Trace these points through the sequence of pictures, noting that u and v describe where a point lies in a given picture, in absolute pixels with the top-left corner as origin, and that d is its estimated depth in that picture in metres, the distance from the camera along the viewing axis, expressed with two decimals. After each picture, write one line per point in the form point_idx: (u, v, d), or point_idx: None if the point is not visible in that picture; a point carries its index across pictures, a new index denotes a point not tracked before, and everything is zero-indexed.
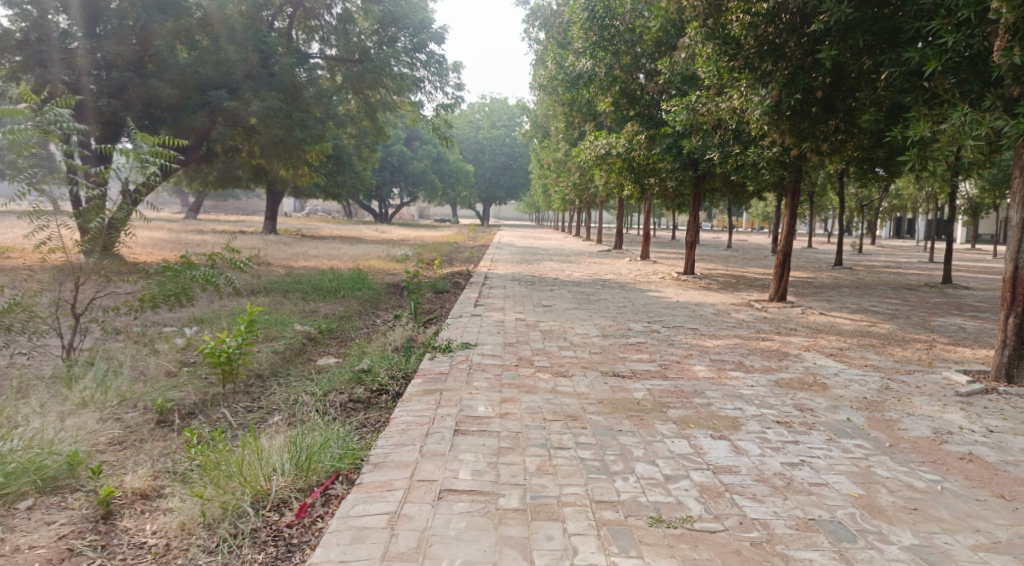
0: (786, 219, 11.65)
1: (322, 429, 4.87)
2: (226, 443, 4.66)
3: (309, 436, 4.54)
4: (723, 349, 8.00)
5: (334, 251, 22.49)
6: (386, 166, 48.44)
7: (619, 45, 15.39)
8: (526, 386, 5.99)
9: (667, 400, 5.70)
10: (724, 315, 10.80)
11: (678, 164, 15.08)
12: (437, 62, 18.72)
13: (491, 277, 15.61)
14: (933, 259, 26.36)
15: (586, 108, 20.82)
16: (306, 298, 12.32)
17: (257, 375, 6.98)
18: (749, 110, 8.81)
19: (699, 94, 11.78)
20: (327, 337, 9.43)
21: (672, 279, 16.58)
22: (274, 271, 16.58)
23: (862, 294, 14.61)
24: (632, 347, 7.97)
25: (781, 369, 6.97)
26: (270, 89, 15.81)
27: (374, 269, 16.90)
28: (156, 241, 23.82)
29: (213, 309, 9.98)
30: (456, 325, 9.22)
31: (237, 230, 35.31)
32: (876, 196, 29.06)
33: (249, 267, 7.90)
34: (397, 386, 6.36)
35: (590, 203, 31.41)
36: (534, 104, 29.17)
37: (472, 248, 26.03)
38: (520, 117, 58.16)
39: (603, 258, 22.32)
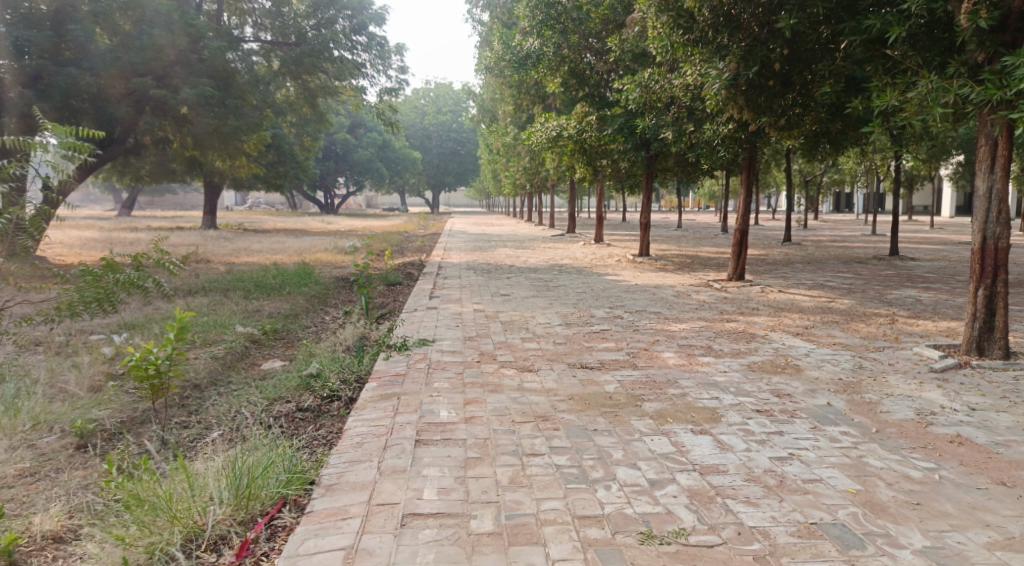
0: (741, 196, 11.47)
1: (263, 448, 4.57)
2: (154, 472, 4.28)
3: (251, 458, 4.18)
4: (688, 333, 7.72)
5: (278, 245, 21.70)
6: (330, 156, 47.27)
7: (566, 23, 15.08)
8: (489, 384, 5.62)
9: (640, 392, 5.37)
10: (684, 296, 10.58)
11: (630, 144, 14.82)
12: (379, 44, 18.18)
13: (444, 266, 15.17)
14: (877, 230, 26.78)
15: (534, 90, 20.43)
16: (249, 297, 11.70)
17: (194, 387, 6.59)
18: (707, 84, 8.47)
19: (652, 72, 11.52)
20: (273, 339, 8.89)
21: (627, 261, 16.38)
22: (213, 269, 15.82)
23: (817, 269, 14.59)
24: (596, 335, 7.64)
25: (751, 352, 6.71)
26: (201, 77, 14.98)
27: (320, 262, 16.24)
28: (87, 241, 22.67)
29: (148, 314, 9.35)
30: (411, 319, 8.77)
31: (175, 226, 34.05)
32: (820, 171, 29.42)
33: (181, 267, 7.39)
34: (349, 391, 6.04)
35: (540, 187, 31.07)
36: (480, 88, 28.70)
37: (423, 237, 25.45)
38: (466, 102, 57.46)
39: (556, 242, 22.03)
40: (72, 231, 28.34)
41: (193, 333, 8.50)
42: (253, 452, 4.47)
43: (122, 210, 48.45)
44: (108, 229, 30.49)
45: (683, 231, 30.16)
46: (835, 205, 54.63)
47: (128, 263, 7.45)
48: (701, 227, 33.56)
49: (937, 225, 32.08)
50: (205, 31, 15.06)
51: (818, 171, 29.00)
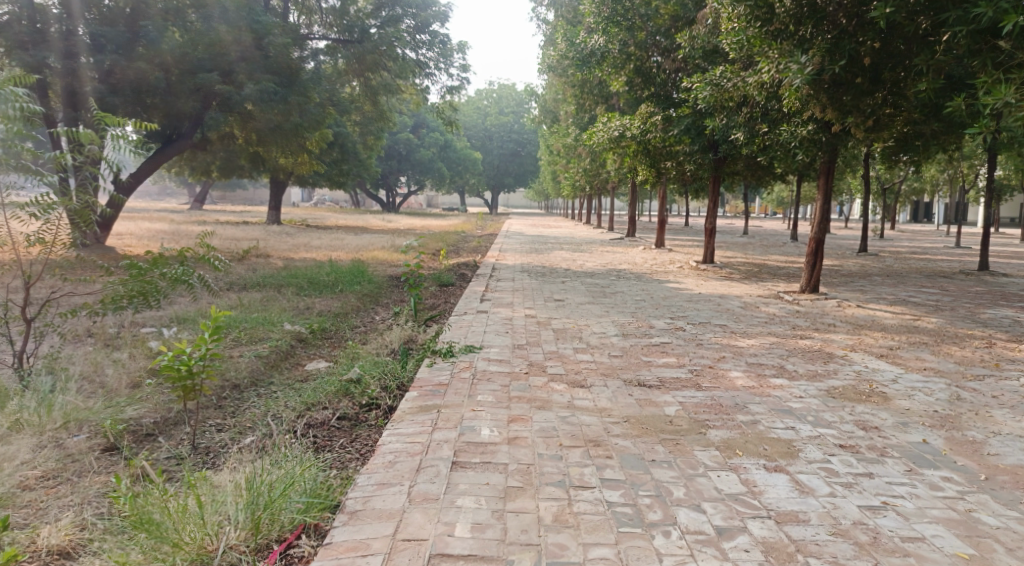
0: (818, 203, 10.72)
1: (291, 461, 4.16)
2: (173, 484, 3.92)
3: (273, 474, 3.80)
4: (758, 350, 7.11)
5: (337, 242, 21.69)
6: (393, 155, 47.50)
7: (633, 20, 14.49)
8: (538, 400, 5.16)
9: (705, 417, 4.82)
10: (752, 308, 9.90)
11: (697, 146, 14.17)
12: (442, 42, 17.91)
13: (500, 268, 14.76)
14: (958, 243, 25.29)
15: (597, 90, 19.88)
16: (300, 294, 11.49)
17: (232, 386, 6.24)
18: (786, 79, 7.82)
19: (724, 69, 10.91)
20: (320, 338, 8.59)
21: (690, 268, 15.70)
22: (271, 264, 15.82)
23: (896, 283, 13.66)
24: (656, 348, 7.10)
25: (830, 376, 6.08)
26: (264, 71, 14.93)
27: (376, 261, 16.03)
28: (153, 233, 23.08)
29: (198, 309, 9.19)
30: (461, 323, 8.36)
31: (241, 220, 34.63)
32: (898, 179, 28.01)
33: (227, 263, 7.09)
34: (391, 399, 5.63)
35: (601, 190, 30.41)
36: (543, 89, 28.30)
37: (481, 237, 25.14)
38: (529, 103, 57.07)
39: (616, 247, 21.43)
40: (141, 222, 28.98)
41: (238, 330, 8.27)
42: (281, 466, 4.04)
43: (192, 204, 49.72)
44: (176, 222, 31.21)
45: (750, 238, 29.12)
46: (911, 215, 52.26)
47: (172, 258, 7.17)
48: (767, 234, 32.41)
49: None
50: (270, 27, 14.99)
51: (895, 180, 27.59)
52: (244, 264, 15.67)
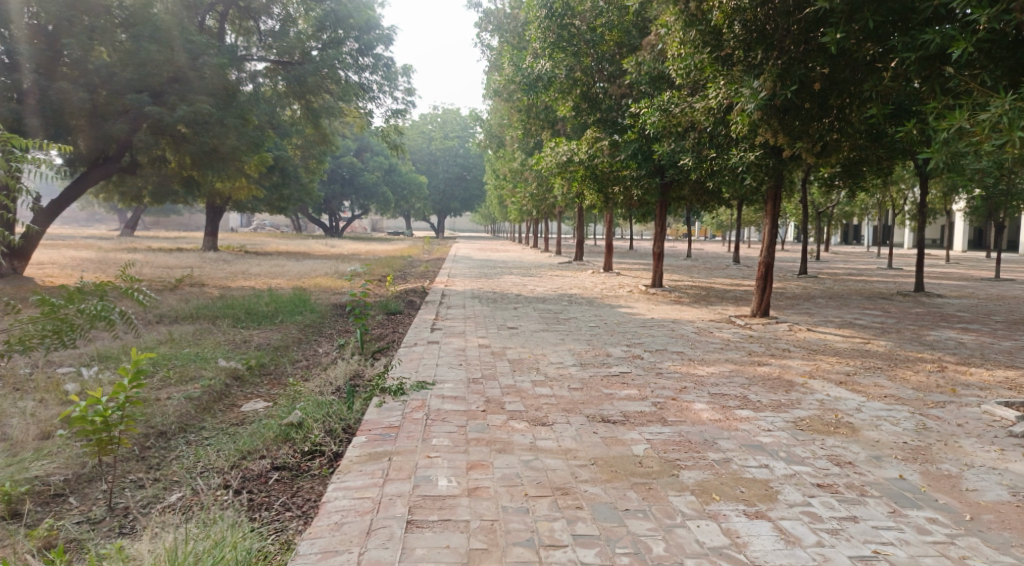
0: (767, 227, 10.71)
1: (215, 530, 3.85)
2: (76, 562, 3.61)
3: (188, 553, 3.52)
4: (719, 379, 6.92)
5: (277, 269, 21.00)
6: (336, 179, 46.69)
7: (579, 45, 14.44)
8: (497, 442, 4.84)
9: (675, 456, 4.57)
10: (706, 334, 9.78)
11: (644, 171, 14.16)
12: (386, 65, 17.60)
13: (448, 295, 14.41)
14: (893, 264, 25.97)
15: (543, 115, 19.83)
16: (238, 326, 10.94)
17: (157, 434, 5.82)
18: (738, 105, 7.78)
19: (671, 94, 10.92)
20: (258, 375, 8.12)
21: (640, 292, 15.63)
22: (207, 293, 15.14)
23: (842, 305, 13.79)
24: (615, 379, 6.85)
25: (795, 406, 5.91)
26: (199, 94, 14.38)
27: (318, 289, 15.47)
28: (80, 262, 22.02)
29: (126, 347, 8.61)
30: (410, 356, 7.99)
31: (176, 247, 33.41)
32: (835, 202, 28.73)
33: (152, 298, 6.63)
34: (335, 445, 5.28)
35: (547, 214, 30.35)
36: (488, 114, 28.21)
37: (427, 262, 24.73)
38: (472, 127, 57.03)
39: (564, 271, 21.30)
40: (68, 250, 27.71)
41: (168, 369, 7.74)
42: (204, 539, 3.74)
43: (125, 229, 47.87)
44: (107, 249, 29.94)
45: (694, 261, 29.39)
46: (844, 238, 53.78)
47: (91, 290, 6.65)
48: (710, 257, 32.84)
49: (954, 259, 31.25)
50: (205, 48, 14.44)
51: (832, 204, 28.26)
52: (177, 294, 14.94)
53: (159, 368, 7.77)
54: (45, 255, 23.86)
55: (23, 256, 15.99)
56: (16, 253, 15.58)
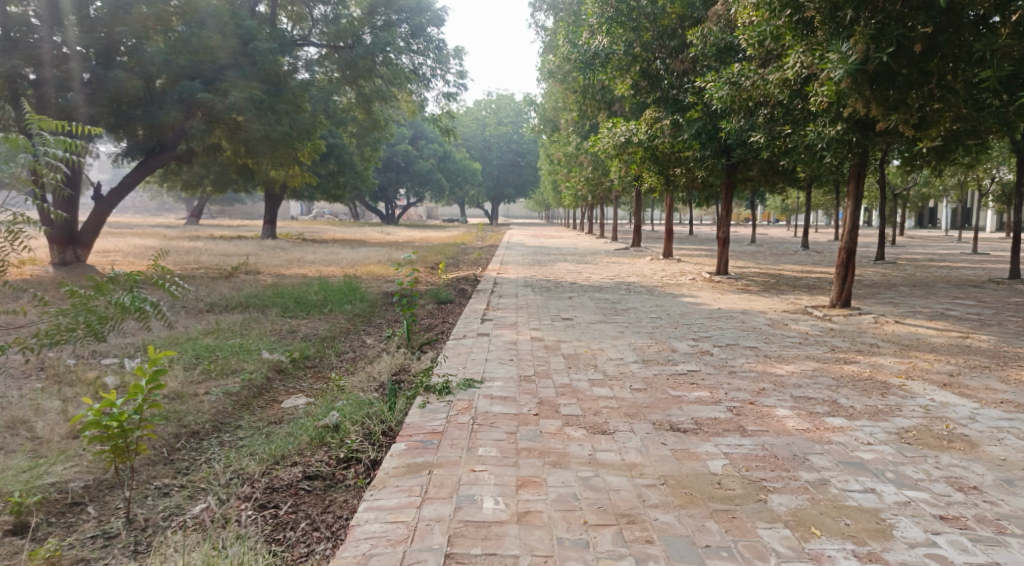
0: (848, 209, 9.78)
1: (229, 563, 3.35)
2: None
3: None
4: (801, 379, 6.17)
5: (332, 256, 20.83)
6: (392, 167, 46.60)
7: (638, 20, 13.61)
8: (552, 453, 4.25)
9: (760, 476, 3.90)
10: (781, 327, 8.98)
11: (709, 151, 13.33)
12: (438, 47, 17.06)
13: (502, 283, 13.84)
14: (975, 249, 24.34)
15: (600, 96, 19.03)
16: (285, 315, 10.58)
17: (189, 434, 5.34)
18: (824, 72, 6.95)
19: (742, 66, 10.14)
20: (302, 368, 7.70)
21: (704, 280, 14.81)
22: (259, 281, 14.94)
23: (927, 294, 12.73)
24: (683, 379, 6.17)
25: (894, 413, 5.15)
26: (251, 79, 14.05)
27: (370, 276, 15.13)
28: (142, 250, 22.23)
29: (170, 339, 8.30)
30: (458, 350, 7.43)
31: (234, 235, 33.72)
32: (912, 183, 27.12)
33: (182, 290, 6.25)
34: (374, 451, 4.74)
35: (603, 199, 29.50)
36: (542, 97, 27.50)
37: (481, 249, 24.25)
38: (528, 112, 56.24)
39: (622, 258, 20.53)
40: (132, 238, 28.16)
41: (208, 362, 7.37)
42: None
43: (188, 218, 48.74)
44: (168, 237, 30.35)
45: (759, 247, 28.19)
46: (918, 222, 51.27)
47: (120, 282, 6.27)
48: (775, 242, 31.54)
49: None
50: (256, 33, 14.10)
51: (908, 185, 26.68)
52: (230, 282, 14.76)
53: (200, 360, 7.40)
54: (108, 243, 24.22)
55: (86, 244, 15.86)
56: (78, 241, 15.56)
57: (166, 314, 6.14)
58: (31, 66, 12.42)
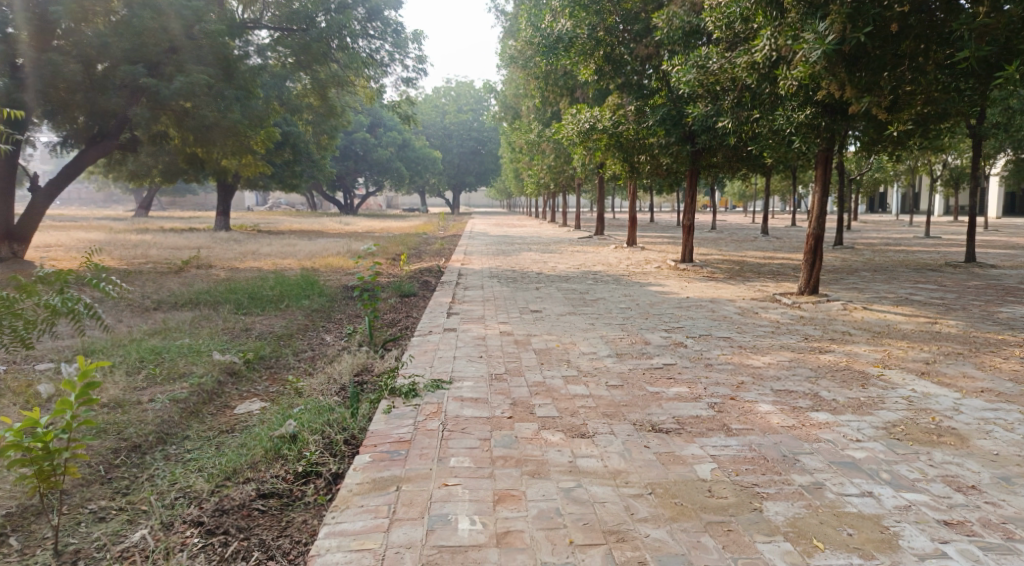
0: (816, 194, 9.70)
1: None
2: None
3: None
4: (780, 371, 5.99)
5: (288, 248, 20.23)
6: (349, 155, 45.70)
7: (601, 3, 13.43)
8: (529, 461, 3.99)
9: (751, 480, 3.70)
10: (752, 315, 8.84)
11: (673, 138, 13.18)
12: (395, 31, 16.64)
13: (465, 274, 13.52)
14: (931, 233, 24.70)
15: (562, 82, 18.76)
16: (239, 312, 10.11)
17: (130, 448, 5.01)
18: (800, 53, 6.82)
19: (709, 50, 10.01)
20: (258, 370, 7.29)
21: (669, 268, 14.68)
22: (212, 276, 14.37)
23: (892, 279, 12.75)
24: (660, 374, 5.94)
25: (879, 406, 4.98)
26: (198, 64, 13.43)
27: (329, 269, 14.65)
28: (87, 244, 21.35)
29: (113, 341, 7.83)
30: (424, 347, 7.10)
31: (187, 227, 32.69)
32: (868, 168, 27.44)
33: (117, 289, 5.90)
34: (335, 464, 4.52)
35: (565, 187, 29.27)
36: (502, 84, 27.15)
37: (442, 239, 23.81)
38: (486, 99, 55.75)
39: (586, 246, 20.32)
40: (78, 232, 27.08)
41: (154, 366, 6.93)
42: None
43: (139, 210, 47.24)
44: (117, 230, 29.28)
45: (720, 233, 28.26)
46: (871, 206, 52.20)
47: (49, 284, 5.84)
48: (735, 228, 31.70)
49: (990, 226, 29.87)
50: (204, 15, 13.49)
51: (865, 170, 26.98)
52: (180, 277, 14.12)
53: (145, 365, 6.97)
54: (51, 238, 23.21)
55: (24, 239, 15.03)
56: (14, 236, 14.74)
57: (101, 316, 5.77)
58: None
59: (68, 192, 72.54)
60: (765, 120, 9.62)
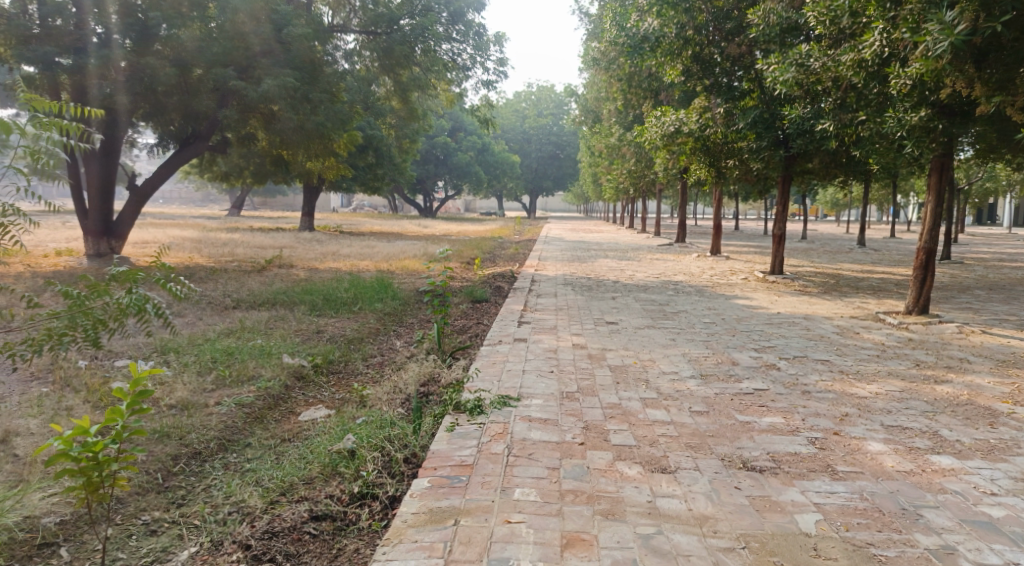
0: (928, 204, 8.89)
1: None
2: None
3: None
4: (890, 402, 5.36)
5: (368, 250, 20.33)
6: (431, 159, 46.01)
7: (691, 1, 12.63)
8: (602, 499, 3.54)
9: (866, 540, 3.20)
10: (852, 336, 8.12)
11: (765, 142, 12.42)
12: (477, 34, 16.37)
13: (541, 281, 13.09)
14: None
15: (646, 85, 18.14)
16: (312, 314, 9.99)
17: (189, 455, 4.79)
18: (922, 47, 6.22)
19: (810, 47, 9.33)
20: (325, 374, 7.07)
21: (757, 280, 13.90)
22: (292, 275, 14.47)
23: (1007, 299, 11.66)
24: (750, 400, 5.37)
25: (1013, 451, 4.32)
26: (285, 67, 13.51)
27: (405, 271, 14.54)
28: (178, 241, 22.00)
29: (190, 340, 7.77)
30: (494, 358, 6.72)
31: (272, 227, 33.44)
32: (975, 177, 25.64)
33: (185, 293, 5.76)
34: (392, 486, 4.17)
35: (646, 192, 28.55)
36: (584, 87, 26.67)
37: (520, 243, 23.51)
38: (568, 104, 55.32)
39: (667, 254, 19.61)
40: (171, 229, 28.02)
41: (224, 366, 6.78)
42: None
43: (230, 210, 48.84)
44: (207, 228, 30.23)
45: (809, 244, 26.95)
46: (974, 218, 49.14)
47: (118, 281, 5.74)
48: (826, 239, 30.21)
49: None
50: (292, 18, 13.54)
51: (971, 179, 25.24)
52: (261, 276, 14.28)
53: (216, 365, 6.83)
54: (146, 235, 24.06)
55: (121, 236, 15.47)
56: (112, 232, 15.19)
57: (169, 318, 5.62)
58: (65, 54, 12.04)
59: (166, 190, 75.93)
60: (873, 122, 8.90)
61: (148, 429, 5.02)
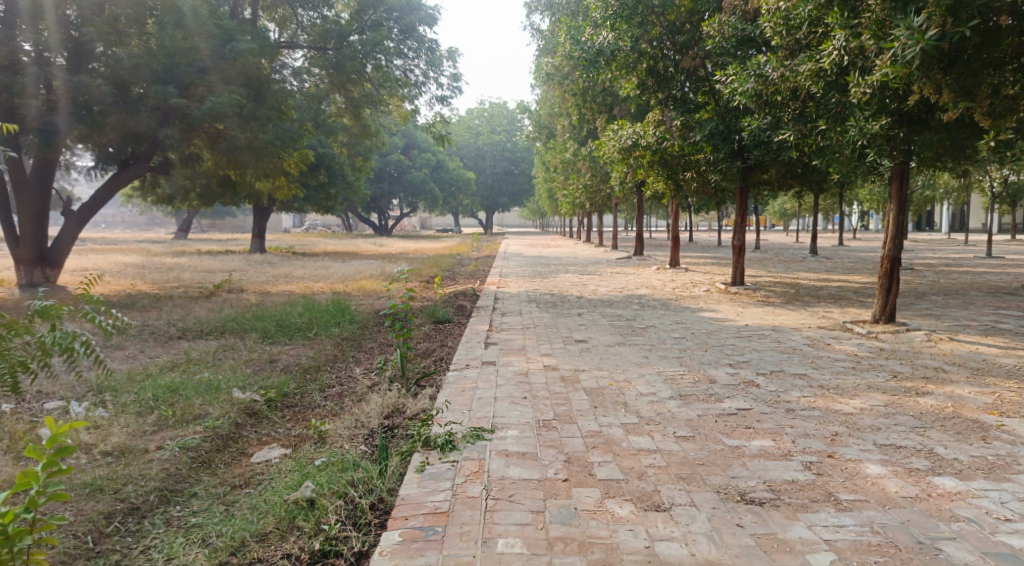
0: (891, 211, 8.83)
1: None
2: None
3: None
4: (878, 418, 5.16)
5: (321, 271, 19.77)
6: (383, 177, 45.38)
7: (644, 14, 12.56)
8: (595, 547, 3.32)
9: None
10: (824, 347, 7.97)
11: (722, 154, 12.27)
12: (429, 49, 15.88)
13: (502, 299, 12.76)
14: (991, 252, 23.41)
15: (601, 98, 18.06)
16: (265, 342, 9.50)
17: (126, 511, 4.39)
18: (891, 52, 6.13)
19: (766, 57, 9.24)
20: (279, 409, 6.61)
21: (720, 291, 13.80)
22: (242, 300, 13.88)
23: (967, 304, 11.73)
24: (735, 421, 5.12)
25: (1015, 468, 4.14)
26: (230, 84, 12.99)
27: (361, 293, 14.07)
28: (121, 267, 21.13)
29: (129, 376, 7.33)
30: (461, 385, 6.35)
31: (222, 250, 32.45)
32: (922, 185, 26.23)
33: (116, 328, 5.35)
34: (357, 539, 3.84)
35: (602, 206, 28.52)
36: (537, 102, 26.55)
37: (477, 260, 23.17)
38: (520, 120, 55.33)
39: (626, 268, 19.48)
40: (113, 255, 26.90)
41: (168, 406, 6.29)
42: None
43: (177, 233, 47.39)
44: (152, 253, 29.22)
45: (764, 253, 27.19)
46: (917, 225, 50.51)
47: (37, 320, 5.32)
48: (779, 248, 30.57)
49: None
50: (236, 34, 13.04)
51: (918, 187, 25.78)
52: (209, 302, 13.66)
53: (158, 405, 6.35)
54: (87, 262, 23.08)
55: (57, 265, 14.65)
56: (47, 261, 14.37)
57: (100, 356, 5.24)
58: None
59: (110, 216, 73.79)
60: (834, 131, 8.78)
61: (78, 484, 4.58)
